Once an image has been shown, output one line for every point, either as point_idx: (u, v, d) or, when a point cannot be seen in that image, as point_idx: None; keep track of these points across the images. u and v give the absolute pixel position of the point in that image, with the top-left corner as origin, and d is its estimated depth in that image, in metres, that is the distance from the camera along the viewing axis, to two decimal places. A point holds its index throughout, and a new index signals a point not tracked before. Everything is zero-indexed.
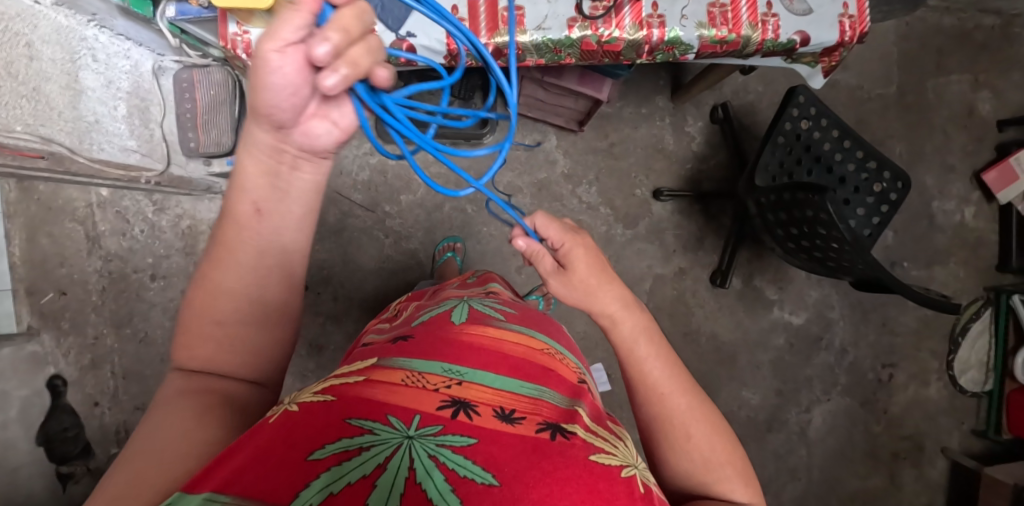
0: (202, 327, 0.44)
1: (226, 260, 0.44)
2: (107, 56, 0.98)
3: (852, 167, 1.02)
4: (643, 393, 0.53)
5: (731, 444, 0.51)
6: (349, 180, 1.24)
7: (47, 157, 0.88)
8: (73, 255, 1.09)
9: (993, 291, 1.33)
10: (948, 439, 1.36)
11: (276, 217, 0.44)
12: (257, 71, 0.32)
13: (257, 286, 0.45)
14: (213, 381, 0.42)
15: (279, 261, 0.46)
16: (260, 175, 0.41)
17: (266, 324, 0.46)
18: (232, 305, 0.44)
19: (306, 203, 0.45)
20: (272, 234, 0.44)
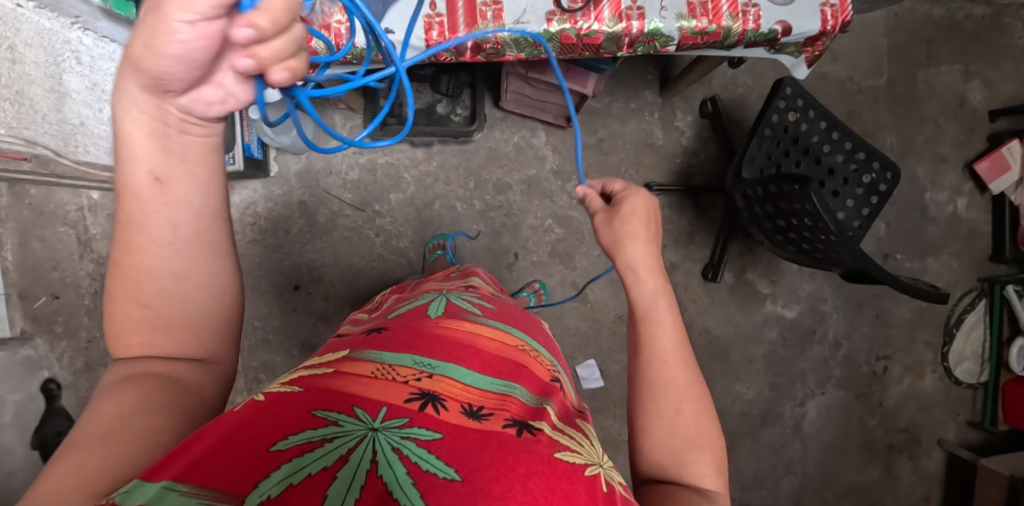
0: (124, 312, 0.41)
1: (134, 239, 0.40)
2: (92, 58, 0.91)
3: (841, 158, 1.02)
4: (645, 359, 0.52)
5: (719, 437, 0.50)
6: (339, 179, 1.24)
7: (32, 159, 0.95)
8: (66, 258, 1.07)
9: (987, 282, 1.33)
10: (944, 431, 1.35)
11: (181, 183, 0.41)
12: (155, 35, 0.30)
13: (176, 261, 0.42)
14: (161, 370, 0.41)
15: (197, 230, 0.43)
16: (145, 139, 0.38)
17: (190, 300, 0.43)
18: (152, 286, 0.41)
19: (207, 162, 0.42)
20: (177, 205, 0.41)
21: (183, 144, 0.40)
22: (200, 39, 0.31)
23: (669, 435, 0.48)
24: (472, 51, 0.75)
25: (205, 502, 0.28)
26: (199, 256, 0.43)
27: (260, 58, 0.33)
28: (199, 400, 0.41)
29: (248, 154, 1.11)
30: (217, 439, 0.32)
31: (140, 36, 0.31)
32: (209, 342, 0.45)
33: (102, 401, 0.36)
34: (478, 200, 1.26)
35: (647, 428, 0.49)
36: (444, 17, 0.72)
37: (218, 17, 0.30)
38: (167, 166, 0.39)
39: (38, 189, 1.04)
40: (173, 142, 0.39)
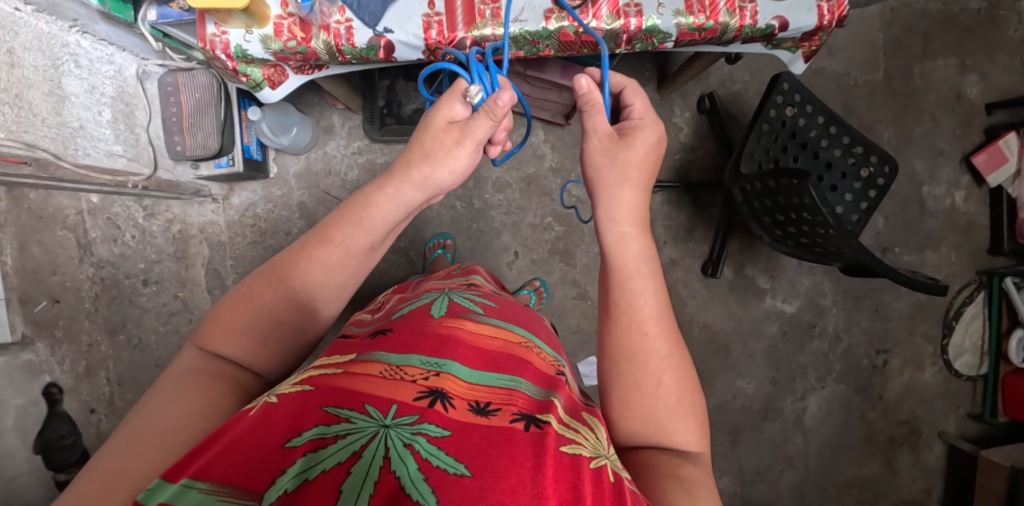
0: (261, 316, 0.49)
1: (315, 270, 0.51)
2: (90, 62, 0.98)
3: (838, 153, 1.02)
4: (624, 327, 0.51)
5: (698, 398, 0.51)
6: (338, 179, 1.26)
7: (32, 163, 0.87)
8: (65, 262, 1.03)
9: (986, 275, 1.33)
10: (944, 424, 1.36)
11: (377, 252, 0.55)
12: (460, 162, 0.53)
13: (328, 303, 0.53)
14: (239, 377, 0.47)
15: (356, 285, 0.55)
16: (387, 210, 0.52)
17: (305, 328, 0.51)
18: (298, 312, 0.50)
19: (388, 242, 0.57)
20: (366, 267, 0.54)
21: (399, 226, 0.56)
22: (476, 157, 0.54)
23: (651, 406, 0.49)
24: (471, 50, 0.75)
25: (223, 499, 0.29)
26: (340, 300, 0.54)
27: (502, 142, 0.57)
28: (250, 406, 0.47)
29: (248, 155, 1.15)
30: (233, 437, 0.33)
31: (447, 166, 0.53)
32: (281, 365, 0.51)
33: (171, 399, 0.42)
34: (477, 199, 1.26)
35: (627, 399, 0.50)
36: (442, 16, 0.73)
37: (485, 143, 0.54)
38: (380, 241, 0.54)
39: (37, 193, 0.98)
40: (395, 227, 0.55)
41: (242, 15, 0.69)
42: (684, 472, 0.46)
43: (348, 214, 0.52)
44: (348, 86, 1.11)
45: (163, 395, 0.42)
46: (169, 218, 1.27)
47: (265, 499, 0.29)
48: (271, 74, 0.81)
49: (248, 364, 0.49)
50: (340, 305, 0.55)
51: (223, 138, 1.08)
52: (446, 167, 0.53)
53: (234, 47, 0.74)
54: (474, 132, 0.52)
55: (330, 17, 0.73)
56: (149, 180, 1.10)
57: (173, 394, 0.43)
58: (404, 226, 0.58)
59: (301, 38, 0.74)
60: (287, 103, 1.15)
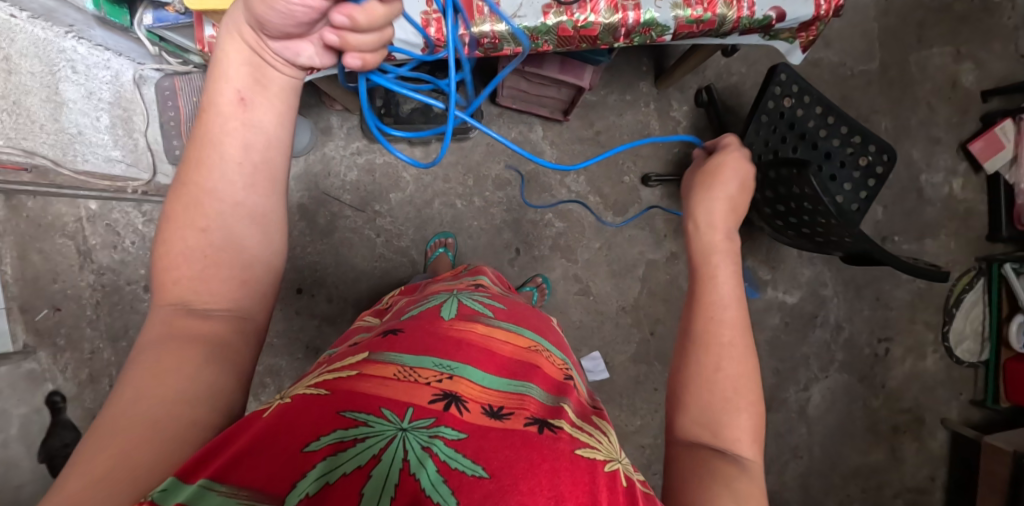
0: (186, 239, 0.44)
1: (208, 157, 0.45)
2: (87, 67, 0.97)
3: (837, 142, 1.02)
4: (696, 313, 0.55)
5: (760, 405, 0.50)
6: (338, 180, 1.24)
7: (32, 169, 0.98)
8: (67, 270, 1.06)
9: (985, 261, 1.33)
10: (947, 410, 1.36)
11: (269, 111, 0.46)
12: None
13: (240, 185, 0.46)
14: (202, 324, 0.43)
15: (264, 156, 0.46)
16: (241, 65, 0.45)
17: (240, 232, 0.46)
18: (216, 210, 0.45)
19: (285, 98, 0.47)
20: (251, 127, 0.45)
21: (268, 75, 0.46)
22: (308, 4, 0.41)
23: (710, 394, 0.49)
24: (470, 47, 0.75)
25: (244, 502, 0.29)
26: (267, 185, 0.47)
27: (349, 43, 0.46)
28: (239, 369, 0.43)
29: None
30: (250, 438, 0.32)
31: None
32: (245, 298, 0.46)
33: (141, 373, 0.38)
34: (478, 197, 1.26)
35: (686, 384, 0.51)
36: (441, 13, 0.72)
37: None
38: (251, 88, 0.45)
39: (35, 201, 1.04)
40: (263, 73, 0.46)
41: None
42: (736, 482, 0.43)
43: (211, 86, 0.45)
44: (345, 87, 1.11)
45: (136, 370, 0.39)
46: None
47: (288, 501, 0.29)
48: None
49: (210, 304, 0.44)
50: (268, 191, 0.47)
51: None
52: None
53: None
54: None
55: None
56: (149, 185, 1.09)
57: (138, 371, 0.39)
58: (292, 83, 0.48)
59: None
60: None
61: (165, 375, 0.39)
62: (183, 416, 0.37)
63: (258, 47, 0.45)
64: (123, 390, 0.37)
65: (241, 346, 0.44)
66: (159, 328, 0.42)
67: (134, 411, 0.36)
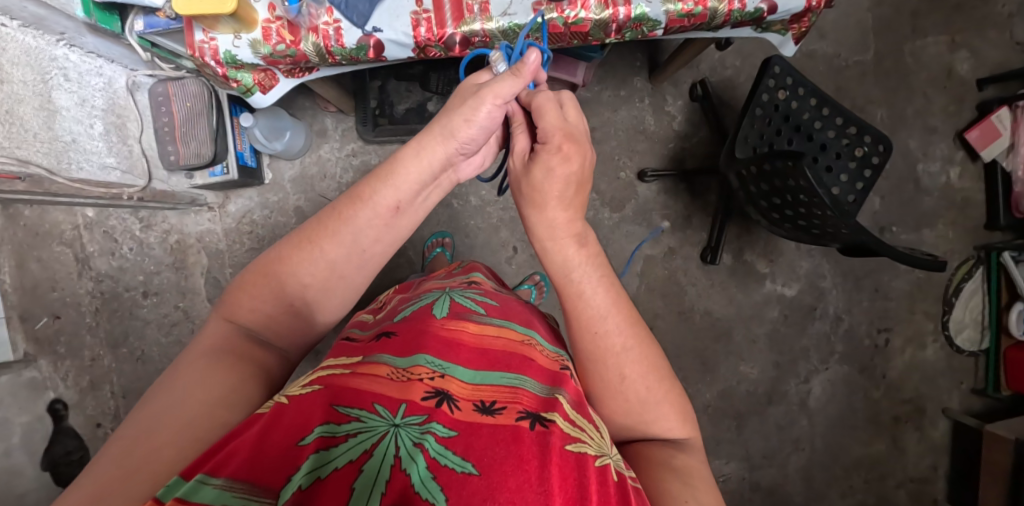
0: (283, 284, 0.49)
1: (338, 233, 0.49)
2: (79, 75, 0.97)
3: (832, 134, 1.02)
4: (579, 331, 0.51)
5: (675, 385, 0.51)
6: (334, 183, 1.24)
7: (25, 178, 0.88)
8: (65, 278, 1.07)
9: (983, 250, 1.33)
10: (948, 400, 1.36)
11: (403, 218, 0.52)
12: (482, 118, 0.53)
13: (355, 267, 0.51)
14: (261, 352, 0.48)
15: (381, 254, 0.52)
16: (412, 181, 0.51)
17: (327, 297, 0.51)
18: (323, 280, 0.50)
19: (423, 212, 0.55)
20: (389, 231, 0.52)
21: (428, 193, 0.54)
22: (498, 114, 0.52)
23: (624, 403, 0.49)
24: (461, 45, 0.75)
25: (239, 496, 0.29)
26: (369, 271, 0.52)
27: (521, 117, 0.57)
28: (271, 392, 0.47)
29: (242, 162, 1.13)
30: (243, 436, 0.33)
31: (466, 115, 0.51)
32: (299, 340, 0.51)
33: (198, 375, 0.42)
34: (474, 196, 1.26)
35: (597, 396, 0.51)
36: (431, 13, 0.72)
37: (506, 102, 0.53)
38: (409, 202, 0.52)
39: (32, 210, 0.98)
40: (422, 190, 0.53)
41: (230, 20, 0.69)
42: (675, 461, 0.47)
43: (372, 180, 0.51)
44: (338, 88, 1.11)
45: (188, 372, 0.43)
46: (166, 229, 1.21)
47: (281, 497, 0.29)
48: (262, 78, 0.80)
49: (273, 336, 0.50)
50: (368, 276, 0.53)
51: (214, 146, 1.07)
52: (464, 118, 0.51)
53: (223, 53, 0.74)
54: (502, 87, 0.51)
55: (319, 19, 0.73)
56: (145, 192, 1.10)
57: (195, 375, 0.42)
58: (432, 201, 0.56)
59: (290, 41, 0.73)
60: (279, 108, 1.14)
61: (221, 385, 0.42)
62: (217, 417, 0.39)
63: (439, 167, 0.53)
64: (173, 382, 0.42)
65: (278, 377, 0.49)
66: (219, 339, 0.47)
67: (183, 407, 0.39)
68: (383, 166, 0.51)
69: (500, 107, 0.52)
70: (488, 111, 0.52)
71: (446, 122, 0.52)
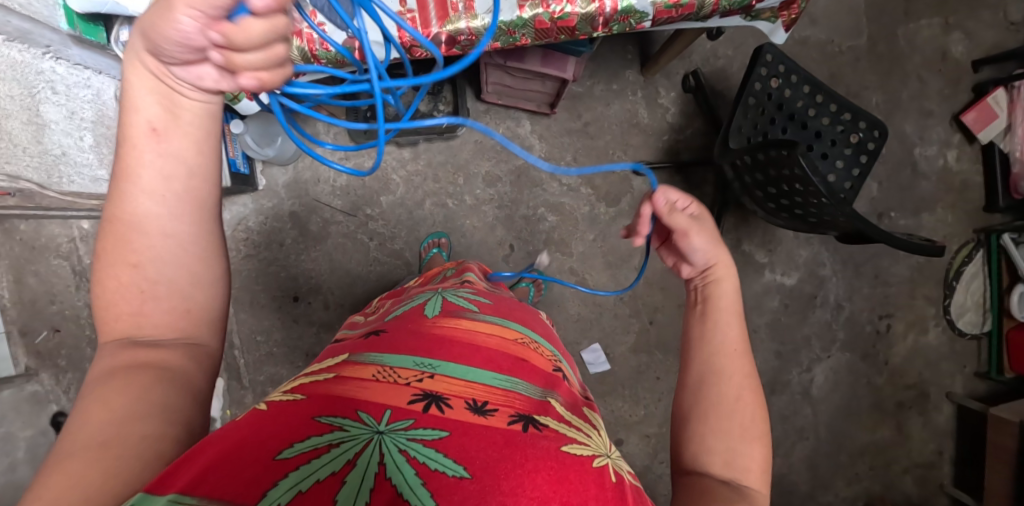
0: (114, 277, 0.40)
1: (125, 190, 0.39)
2: (67, 87, 0.94)
3: (826, 121, 1.02)
4: (715, 346, 0.54)
5: (767, 443, 0.50)
6: (328, 186, 1.23)
7: (17, 194, 0.96)
8: (63, 291, 1.08)
9: (983, 233, 1.33)
10: (951, 384, 1.36)
11: (180, 137, 0.40)
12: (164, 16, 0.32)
13: (165, 216, 0.41)
14: (145, 354, 0.40)
15: (188, 188, 0.41)
16: (150, 94, 0.37)
17: (180, 266, 0.42)
18: (142, 248, 0.40)
19: (205, 125, 0.40)
20: (170, 157, 0.40)
21: (179, 102, 0.38)
22: (198, 32, 0.32)
23: (725, 422, 0.49)
24: (447, 44, 0.75)
25: None
26: (183, 215, 0.42)
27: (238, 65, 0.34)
28: (190, 390, 0.40)
29: (234, 169, 1.11)
30: (218, 451, 0.31)
31: (155, 17, 0.32)
32: (192, 324, 0.43)
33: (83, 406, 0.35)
34: (469, 195, 1.26)
35: (702, 414, 0.50)
36: (415, 12, 0.72)
37: (216, 17, 0.32)
38: (165, 114, 0.39)
39: (28, 224, 1.03)
40: (173, 100, 0.38)
41: None
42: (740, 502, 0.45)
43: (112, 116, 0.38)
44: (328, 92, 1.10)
45: (80, 400, 0.36)
46: None
47: None
48: None
49: (158, 332, 0.42)
50: (189, 218, 0.42)
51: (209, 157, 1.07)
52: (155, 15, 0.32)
53: None
54: None
55: (302, 23, 0.72)
56: None
57: (85, 402, 0.36)
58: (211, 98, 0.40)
59: None
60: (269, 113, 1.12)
61: (123, 396, 0.36)
62: (131, 433, 0.34)
63: (165, 75, 0.37)
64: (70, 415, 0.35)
65: (198, 375, 0.42)
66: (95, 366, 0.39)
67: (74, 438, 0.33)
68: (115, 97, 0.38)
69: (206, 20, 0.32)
70: (186, 27, 0.32)
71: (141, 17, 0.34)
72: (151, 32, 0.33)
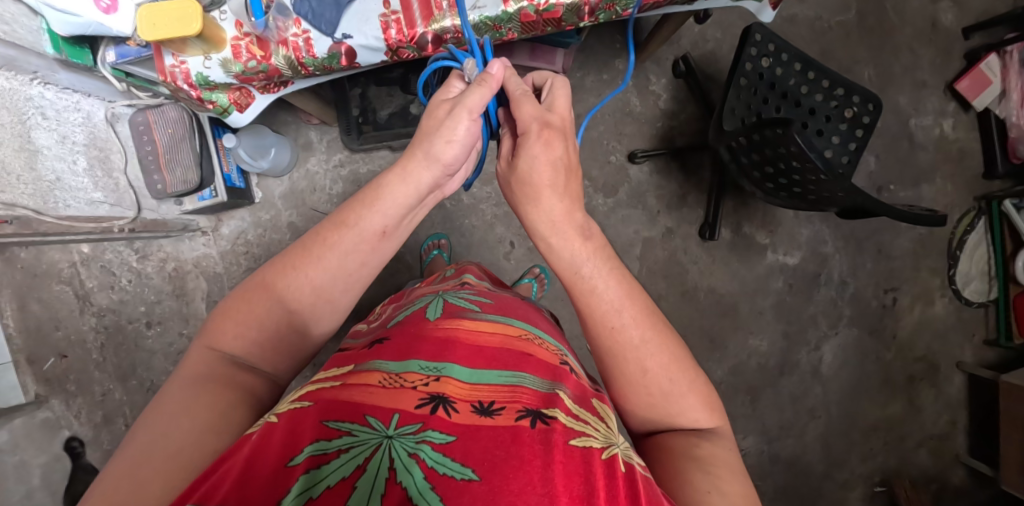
0: (269, 308, 0.48)
1: (327, 258, 0.49)
2: (57, 112, 0.98)
3: (820, 97, 1.01)
4: (595, 328, 0.51)
5: (697, 375, 0.51)
6: (324, 195, 1.25)
7: (14, 221, 0.90)
8: (68, 316, 1.02)
9: (984, 200, 1.32)
10: (961, 354, 1.36)
11: (392, 239, 0.52)
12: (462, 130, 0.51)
13: (342, 290, 0.51)
14: (244, 377, 0.47)
15: (369, 277, 0.52)
16: (402, 202, 0.51)
17: (316, 324, 0.51)
18: (307, 303, 0.49)
19: (404, 234, 0.54)
20: (376, 253, 0.51)
21: (414, 214, 0.54)
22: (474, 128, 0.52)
23: (647, 397, 0.50)
24: (433, 44, 0.74)
25: None
26: (357, 292, 0.52)
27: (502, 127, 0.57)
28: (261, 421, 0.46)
29: (230, 184, 1.13)
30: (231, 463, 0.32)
31: (442, 137, 0.50)
32: (284, 365, 0.50)
33: (183, 406, 0.41)
34: (466, 195, 1.26)
35: (622, 392, 0.51)
36: (399, 14, 0.71)
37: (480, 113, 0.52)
38: (396, 224, 0.52)
39: (29, 251, 0.93)
40: (410, 213, 0.53)
41: (196, 41, 0.69)
42: (697, 449, 0.47)
43: (363, 206, 0.50)
44: (317, 99, 1.09)
45: (173, 401, 0.42)
46: (163, 258, 1.23)
47: None
48: (237, 97, 0.79)
49: (262, 360, 0.49)
50: (357, 295, 0.53)
51: (199, 172, 1.06)
52: (444, 140, 0.51)
53: (195, 76, 0.73)
54: (471, 102, 0.50)
55: (287, 31, 0.71)
56: (134, 223, 1.13)
57: (185, 402, 0.42)
58: (419, 217, 0.55)
59: (261, 57, 0.73)
60: (261, 126, 1.15)
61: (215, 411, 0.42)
62: (205, 446, 0.39)
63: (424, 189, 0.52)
64: (165, 408, 0.41)
65: (268, 402, 0.48)
66: (201, 369, 0.46)
67: (166, 439, 0.38)
68: (368, 190, 0.51)
69: (476, 120, 0.51)
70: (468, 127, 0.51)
71: (428, 146, 0.51)
72: (439, 152, 0.51)
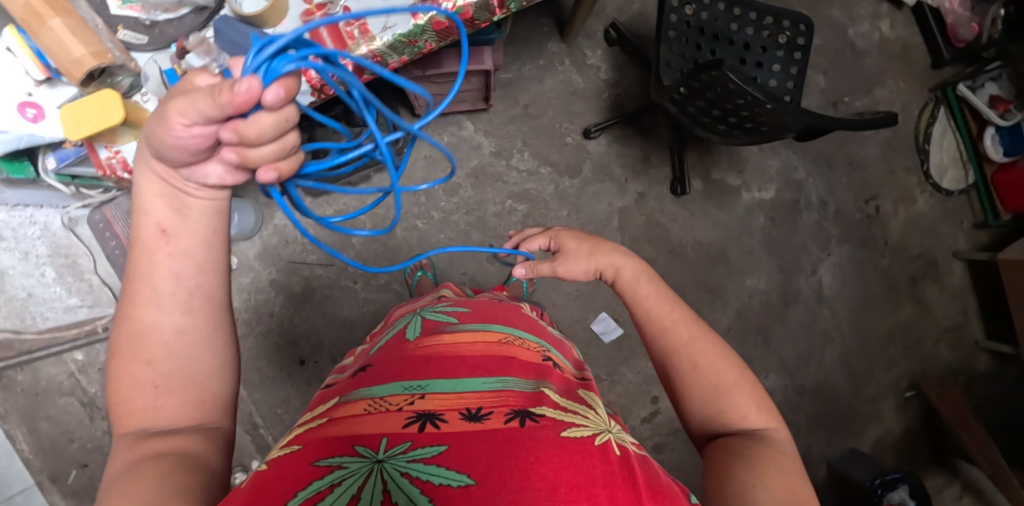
0: (130, 373, 0.41)
1: (143, 293, 0.42)
2: (16, 229, 1.05)
3: (751, 31, 1.02)
4: (651, 332, 0.59)
5: (744, 374, 0.54)
6: (299, 244, 1.23)
7: None
8: (79, 426, 1.04)
9: (939, 90, 1.34)
10: (955, 243, 1.36)
11: (188, 231, 0.43)
12: (162, 128, 0.35)
13: (179, 312, 0.43)
14: (164, 443, 0.39)
15: (198, 283, 0.44)
16: (156, 197, 0.42)
17: (196, 354, 0.43)
18: (159, 342, 0.42)
19: (210, 221, 0.44)
20: (184, 256, 0.43)
21: (188, 202, 0.43)
22: (195, 134, 0.35)
23: (700, 390, 0.53)
24: None
25: None
26: (207, 307, 0.45)
27: (249, 158, 0.35)
28: (210, 474, 0.38)
29: None
30: None
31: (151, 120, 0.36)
32: (205, 412, 0.43)
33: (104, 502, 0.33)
34: (435, 211, 1.24)
35: (679, 393, 0.55)
36: None
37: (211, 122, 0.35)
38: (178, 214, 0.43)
39: (23, 373, 1.04)
40: (181, 201, 0.42)
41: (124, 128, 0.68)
42: (752, 444, 0.47)
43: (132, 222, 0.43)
44: None
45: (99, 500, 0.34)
46: None
47: None
48: None
49: (172, 421, 0.41)
50: (212, 312, 0.45)
51: None
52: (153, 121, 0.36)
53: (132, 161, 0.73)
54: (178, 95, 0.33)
55: None
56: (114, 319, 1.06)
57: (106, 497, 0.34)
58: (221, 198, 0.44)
59: None
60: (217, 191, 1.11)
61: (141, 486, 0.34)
62: None
63: (175, 179, 0.41)
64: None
65: (209, 452, 0.40)
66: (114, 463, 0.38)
67: None
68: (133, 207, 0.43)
69: (187, 126, 0.34)
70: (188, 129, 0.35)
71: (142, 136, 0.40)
72: (154, 141, 0.37)
